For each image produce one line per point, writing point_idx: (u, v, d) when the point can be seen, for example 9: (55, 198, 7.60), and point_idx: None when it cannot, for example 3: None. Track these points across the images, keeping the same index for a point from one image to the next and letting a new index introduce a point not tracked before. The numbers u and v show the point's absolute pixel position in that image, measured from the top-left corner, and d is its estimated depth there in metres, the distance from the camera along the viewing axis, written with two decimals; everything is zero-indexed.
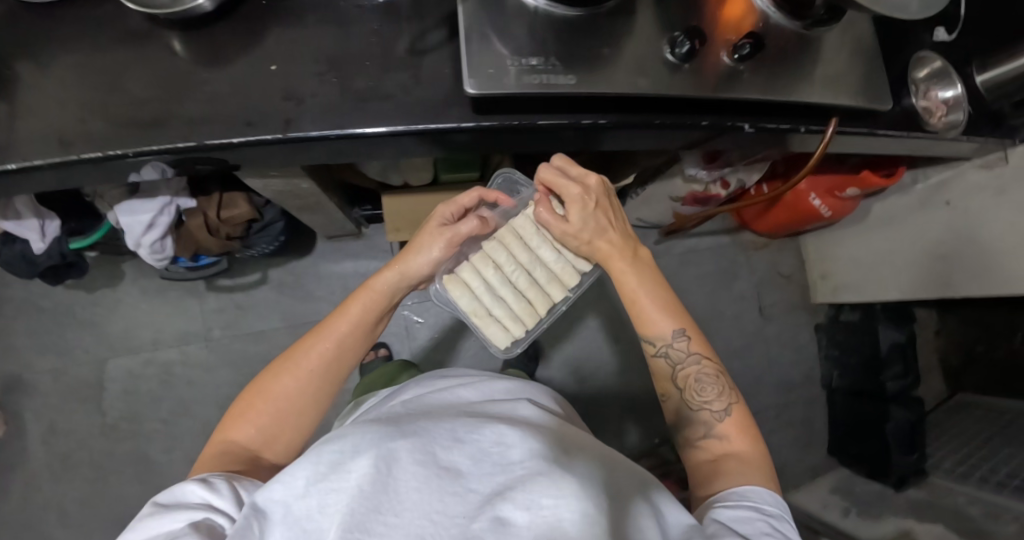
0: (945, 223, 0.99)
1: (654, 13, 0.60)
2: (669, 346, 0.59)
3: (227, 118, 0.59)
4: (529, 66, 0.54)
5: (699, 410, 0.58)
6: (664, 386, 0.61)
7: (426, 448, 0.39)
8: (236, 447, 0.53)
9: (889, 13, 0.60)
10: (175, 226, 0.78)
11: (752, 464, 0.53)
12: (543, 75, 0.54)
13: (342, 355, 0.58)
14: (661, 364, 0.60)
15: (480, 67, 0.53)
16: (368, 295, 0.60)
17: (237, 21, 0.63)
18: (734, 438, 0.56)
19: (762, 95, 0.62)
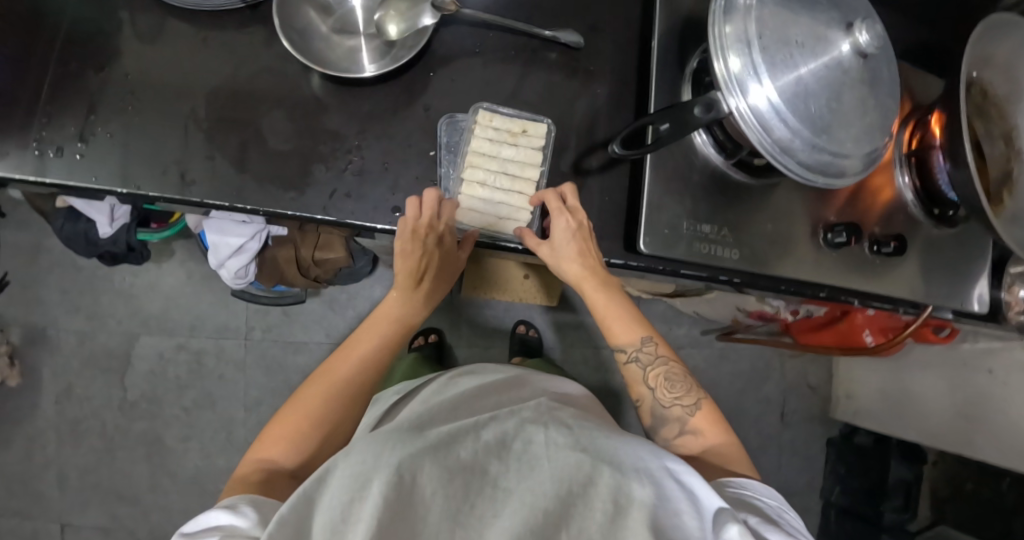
0: (981, 388, 0.97)
1: (809, 193, 0.65)
2: (640, 351, 0.61)
3: (372, 197, 0.58)
4: (703, 235, 0.59)
5: (670, 408, 0.61)
6: (636, 390, 0.63)
7: (451, 456, 0.43)
8: (276, 467, 0.54)
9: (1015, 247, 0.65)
10: (262, 253, 0.79)
11: (729, 455, 0.59)
12: (712, 245, 0.59)
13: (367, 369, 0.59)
14: (635, 371, 0.62)
15: (656, 228, 0.57)
16: (389, 325, 0.61)
17: (396, 88, 0.60)
18: (706, 432, 0.60)
19: (875, 285, 0.68)
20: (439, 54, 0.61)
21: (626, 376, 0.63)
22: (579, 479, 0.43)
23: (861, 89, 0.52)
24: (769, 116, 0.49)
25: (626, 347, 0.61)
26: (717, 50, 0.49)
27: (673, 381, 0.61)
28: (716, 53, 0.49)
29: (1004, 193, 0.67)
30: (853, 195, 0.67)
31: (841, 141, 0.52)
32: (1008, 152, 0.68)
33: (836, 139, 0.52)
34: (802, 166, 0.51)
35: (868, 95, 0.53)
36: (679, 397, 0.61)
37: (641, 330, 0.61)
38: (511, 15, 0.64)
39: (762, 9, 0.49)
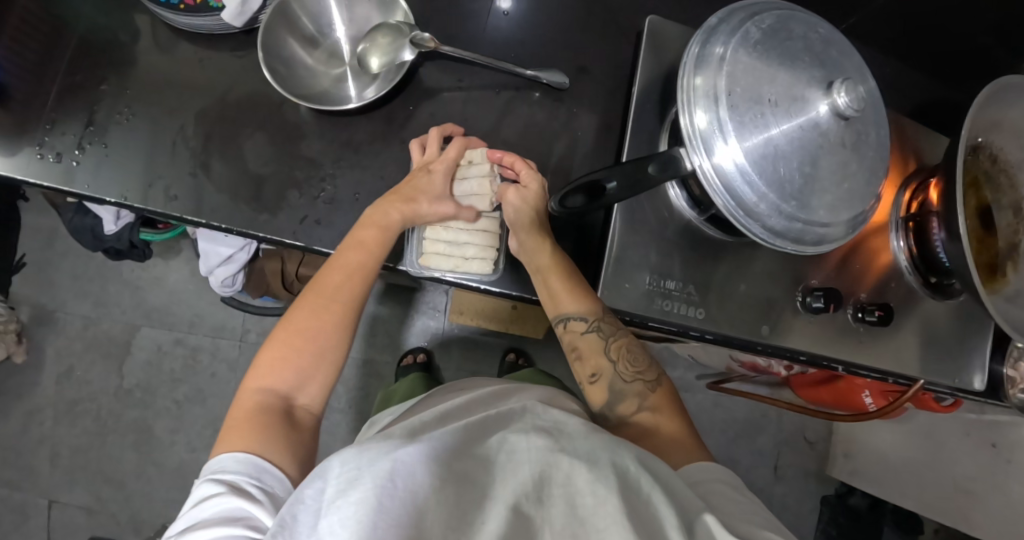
0: (983, 462, 0.91)
1: (789, 254, 0.62)
2: (602, 321, 0.57)
3: (345, 226, 0.60)
4: (665, 290, 0.58)
5: (631, 383, 0.58)
6: (594, 364, 0.58)
7: (432, 456, 0.42)
8: (273, 395, 0.52)
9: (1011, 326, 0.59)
10: (249, 263, 0.80)
11: (680, 437, 0.55)
12: (674, 301, 0.58)
13: (355, 283, 0.56)
14: (595, 341, 0.57)
15: (616, 280, 0.57)
16: (370, 238, 0.55)
17: (377, 120, 0.61)
18: (662, 410, 0.57)
19: (855, 355, 0.64)
20: (423, 87, 0.62)
21: (582, 348, 0.58)
22: (558, 478, 0.41)
23: (841, 154, 0.50)
24: (733, 174, 0.48)
25: (585, 317, 0.56)
26: (685, 103, 0.49)
27: (637, 353, 0.59)
28: (682, 109, 0.49)
29: (1008, 267, 0.62)
30: (839, 259, 0.64)
31: (813, 206, 0.50)
32: (1016, 221, 0.64)
33: (808, 203, 0.50)
34: (769, 231, 0.50)
35: (850, 161, 0.51)
36: (639, 372, 0.58)
37: (592, 302, 0.57)
38: (500, 53, 0.64)
39: (734, 65, 0.49)
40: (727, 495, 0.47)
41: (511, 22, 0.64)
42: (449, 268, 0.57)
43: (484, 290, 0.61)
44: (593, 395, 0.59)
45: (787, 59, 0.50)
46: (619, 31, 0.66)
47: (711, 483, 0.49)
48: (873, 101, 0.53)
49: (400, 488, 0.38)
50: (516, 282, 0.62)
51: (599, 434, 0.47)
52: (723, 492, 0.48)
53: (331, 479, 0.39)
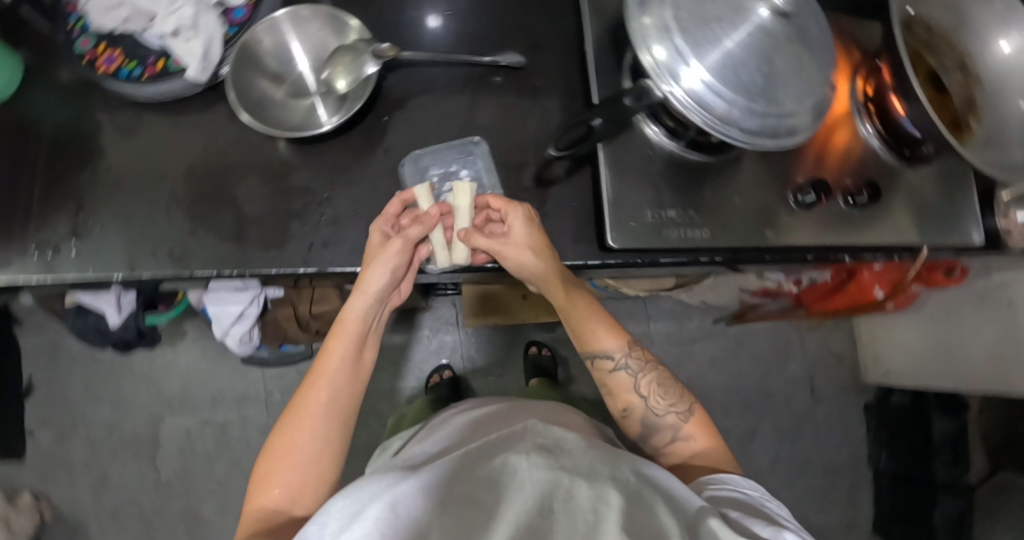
0: (1006, 324, 0.94)
1: (773, 161, 0.65)
2: (628, 356, 0.60)
3: (350, 242, 0.61)
4: (669, 219, 0.60)
5: (664, 416, 0.59)
6: (624, 400, 0.60)
7: (424, 489, 0.44)
8: (268, 510, 0.51)
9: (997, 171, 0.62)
10: (261, 315, 0.79)
11: (717, 461, 0.57)
12: (680, 228, 0.60)
13: (343, 379, 0.55)
14: (624, 377, 0.60)
15: (622, 221, 0.59)
16: (345, 327, 0.56)
17: (355, 137, 0.63)
18: (698, 436, 0.59)
19: (859, 239, 0.66)
20: (391, 96, 0.64)
21: (612, 385, 0.60)
22: (560, 493, 0.41)
23: (789, 50, 0.54)
24: (701, 93, 0.50)
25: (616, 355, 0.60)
26: (639, 40, 0.51)
27: (664, 386, 0.60)
28: (640, 43, 0.50)
29: (970, 120, 0.66)
30: (815, 155, 0.67)
31: (776, 103, 0.53)
32: (965, 79, 0.67)
33: (771, 101, 0.52)
34: (748, 132, 0.52)
35: (798, 58, 0.54)
36: (673, 403, 0.59)
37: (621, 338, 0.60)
38: (455, 49, 0.67)
39: None
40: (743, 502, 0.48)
41: (456, 19, 0.68)
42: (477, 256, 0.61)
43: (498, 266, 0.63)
44: (629, 427, 0.61)
45: None
46: (559, 4, 0.69)
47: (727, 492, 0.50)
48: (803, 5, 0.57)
49: (398, 519, 0.41)
50: None
51: (599, 449, 0.48)
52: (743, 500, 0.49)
53: (333, 515, 0.42)
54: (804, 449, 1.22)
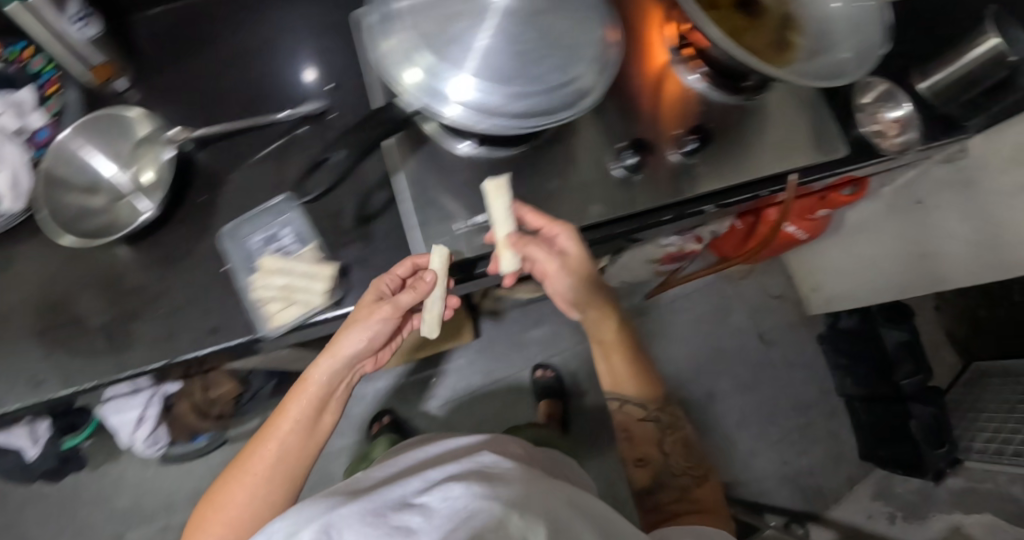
0: (921, 221, 0.98)
1: (603, 133, 0.64)
2: (659, 412, 0.62)
3: (193, 327, 0.59)
4: (483, 225, 0.57)
5: (680, 476, 0.60)
6: (646, 451, 0.62)
7: (371, 510, 0.39)
8: None
9: (826, 79, 0.59)
10: (165, 413, 0.77)
11: (712, 515, 0.55)
12: (497, 229, 0.57)
13: (292, 440, 0.53)
14: (648, 428, 0.62)
15: (435, 241, 0.56)
16: (303, 389, 0.54)
17: (178, 222, 0.62)
18: (707, 496, 0.58)
19: (715, 184, 0.65)
20: (202, 172, 0.63)
21: (636, 432, 0.62)
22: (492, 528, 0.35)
23: (543, 19, 0.51)
24: (461, 99, 0.47)
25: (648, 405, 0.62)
26: (385, 69, 0.48)
27: (680, 450, 0.62)
28: (389, 77, 0.48)
29: (791, 33, 0.64)
30: (646, 115, 0.66)
31: (543, 75, 0.50)
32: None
33: (538, 77, 0.49)
34: (537, 117, 0.49)
35: (554, 23, 0.51)
36: (690, 465, 0.61)
37: (652, 392, 0.63)
38: (262, 110, 0.67)
39: (403, 14, 0.49)
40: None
41: (258, 79, 0.67)
42: (291, 316, 0.54)
43: (339, 317, 0.56)
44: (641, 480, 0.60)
45: None
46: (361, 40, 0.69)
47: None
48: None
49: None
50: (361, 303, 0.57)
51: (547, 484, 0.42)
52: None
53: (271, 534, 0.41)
54: (767, 395, 1.23)
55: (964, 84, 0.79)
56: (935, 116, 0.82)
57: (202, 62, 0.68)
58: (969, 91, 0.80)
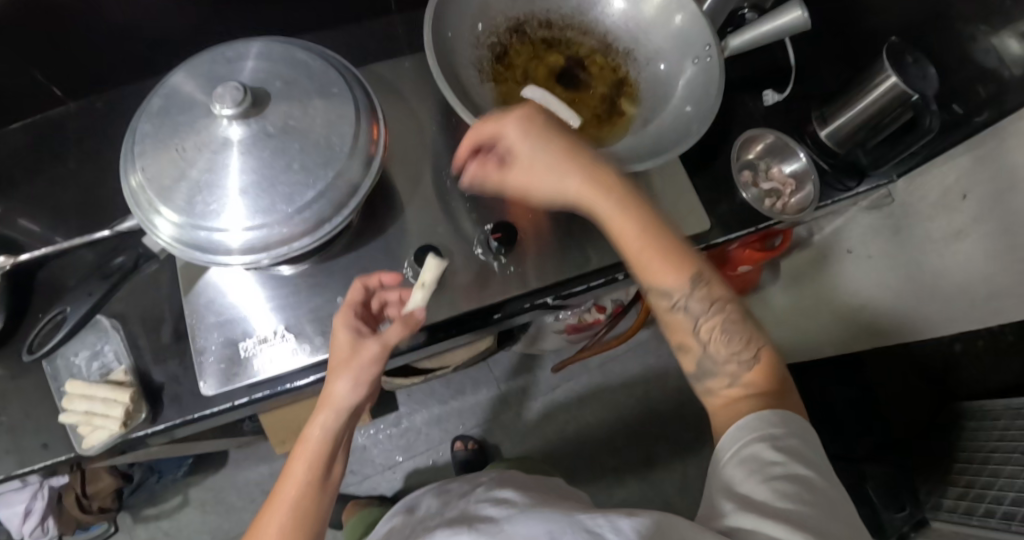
0: (860, 270, 0.91)
1: (435, 222, 0.61)
2: (689, 296, 0.42)
3: (20, 445, 0.58)
4: (285, 341, 0.56)
5: (723, 363, 0.42)
6: (679, 340, 0.44)
7: None
8: None
9: (629, 165, 0.52)
10: (55, 505, 0.78)
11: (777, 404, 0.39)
12: (301, 348, 0.56)
13: (307, 493, 0.42)
14: (682, 320, 0.43)
15: (237, 359, 0.55)
16: (311, 449, 0.43)
17: (19, 337, 0.62)
18: (761, 382, 0.41)
19: (559, 271, 0.61)
20: (46, 287, 0.64)
21: (668, 328, 0.44)
22: None
23: (281, 119, 0.47)
24: (215, 239, 0.46)
25: (671, 295, 0.42)
26: (142, 221, 0.47)
27: (728, 327, 0.42)
28: (151, 227, 0.47)
29: (622, 105, 0.59)
30: (484, 205, 0.62)
31: (296, 185, 0.46)
32: (612, 61, 0.61)
33: (285, 194, 0.46)
34: (307, 234, 0.47)
35: (295, 120, 0.47)
36: (738, 349, 0.42)
37: (688, 270, 0.43)
38: (112, 218, 0.67)
39: (144, 154, 0.47)
40: (817, 469, 0.36)
41: (109, 187, 0.68)
42: (90, 442, 0.54)
43: (152, 434, 0.56)
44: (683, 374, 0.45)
45: (179, 106, 0.48)
46: None
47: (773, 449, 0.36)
48: (287, 61, 0.50)
49: None
50: (173, 420, 0.56)
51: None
52: (801, 458, 0.36)
53: None
54: None
55: (867, 127, 0.71)
56: (839, 162, 0.77)
57: (58, 170, 0.69)
58: (869, 136, 0.73)
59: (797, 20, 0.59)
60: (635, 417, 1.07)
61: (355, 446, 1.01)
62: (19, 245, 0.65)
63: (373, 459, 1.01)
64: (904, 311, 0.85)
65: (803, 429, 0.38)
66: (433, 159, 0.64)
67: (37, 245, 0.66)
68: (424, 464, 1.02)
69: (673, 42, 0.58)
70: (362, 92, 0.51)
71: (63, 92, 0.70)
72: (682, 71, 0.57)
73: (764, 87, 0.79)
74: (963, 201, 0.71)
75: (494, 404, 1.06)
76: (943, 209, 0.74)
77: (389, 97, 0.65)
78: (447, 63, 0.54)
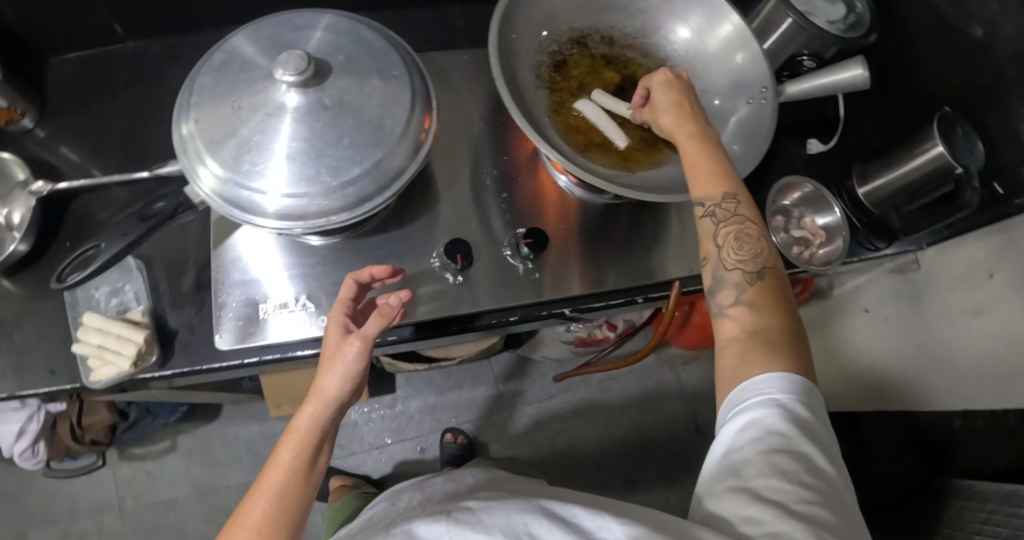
0: (873, 330, 0.91)
1: (467, 216, 0.62)
2: (718, 205, 0.43)
3: (31, 368, 0.59)
4: (303, 310, 0.57)
5: (734, 273, 0.42)
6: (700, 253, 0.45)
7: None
8: None
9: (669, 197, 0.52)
10: (47, 430, 0.79)
11: (776, 343, 0.39)
12: (317, 318, 0.56)
13: (293, 482, 0.41)
14: (705, 227, 0.44)
15: (255, 318, 0.56)
16: (298, 438, 0.43)
17: (46, 263, 0.63)
18: (761, 307, 0.41)
19: (581, 285, 0.61)
20: (76, 219, 0.65)
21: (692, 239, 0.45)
22: None
23: (339, 93, 0.47)
24: (255, 200, 0.46)
25: (702, 202, 0.44)
26: (187, 170, 0.48)
27: (747, 245, 0.42)
28: (195, 178, 0.48)
29: None
30: (518, 207, 0.63)
31: (343, 160, 0.47)
32: None
33: (332, 167, 0.46)
34: (346, 210, 0.48)
35: (352, 96, 0.48)
36: (745, 260, 0.42)
37: (727, 182, 0.44)
38: (151, 161, 0.68)
39: (200, 106, 0.48)
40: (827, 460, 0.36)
41: (153, 131, 0.69)
42: (98, 375, 0.55)
43: (159, 377, 0.57)
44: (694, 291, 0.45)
45: (243, 64, 0.48)
46: None
47: (776, 422, 0.36)
48: (352, 37, 0.50)
49: None
50: (181, 368, 0.57)
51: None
52: (811, 436, 0.36)
53: None
54: None
55: (907, 191, 0.71)
56: (872, 222, 0.76)
57: (107, 105, 0.70)
58: (907, 200, 0.72)
59: (857, 77, 0.58)
60: (626, 438, 1.07)
61: (347, 420, 1.02)
62: (60, 173, 0.67)
63: (362, 437, 1.01)
64: (912, 377, 0.85)
65: (814, 401, 0.38)
66: (474, 155, 0.64)
67: (75, 176, 0.67)
68: (412, 450, 1.02)
69: (731, 77, 0.58)
70: (421, 78, 0.52)
71: (124, 32, 0.72)
72: (736, 107, 0.57)
73: (809, 136, 0.80)
74: (989, 280, 0.71)
75: (489, 403, 1.07)
76: (968, 283, 0.74)
77: (441, 87, 0.66)
78: (506, 64, 0.55)
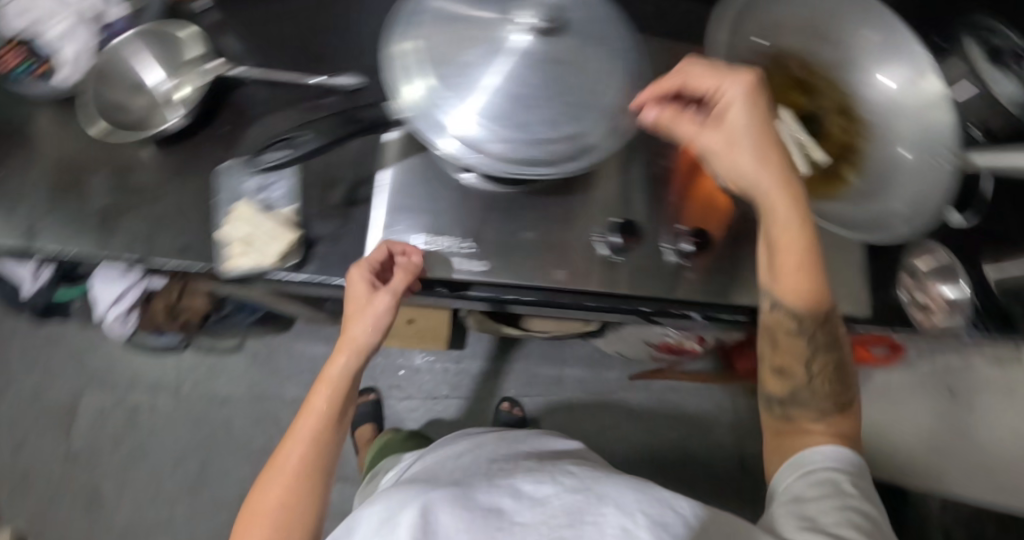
0: (945, 412, 0.87)
1: (619, 199, 0.62)
2: (804, 321, 0.50)
3: (165, 240, 0.59)
4: (450, 249, 0.57)
5: (801, 379, 0.52)
6: (771, 354, 0.53)
7: (519, 493, 0.40)
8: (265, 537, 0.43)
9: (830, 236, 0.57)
10: (141, 302, 0.81)
11: (827, 430, 0.51)
12: (459, 259, 0.57)
13: (326, 427, 0.48)
14: (783, 338, 0.52)
15: (401, 244, 0.56)
16: (328, 386, 0.49)
17: (200, 143, 0.63)
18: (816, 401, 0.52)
19: (717, 292, 0.60)
20: (235, 107, 0.65)
21: (773, 341, 0.53)
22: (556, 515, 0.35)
23: (573, 51, 0.47)
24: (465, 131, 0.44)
25: (790, 313, 0.50)
26: (393, 83, 0.45)
27: (827, 360, 0.52)
28: (400, 92, 0.45)
29: (845, 170, 0.60)
30: (674, 202, 0.63)
31: (562, 116, 0.46)
32: (848, 124, 0.60)
33: (551, 120, 0.46)
34: (551, 166, 0.47)
35: (583, 57, 0.47)
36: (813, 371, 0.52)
37: (818, 305, 0.50)
38: (314, 70, 0.68)
39: (425, 24, 0.46)
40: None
41: (322, 42, 0.69)
42: (236, 262, 0.56)
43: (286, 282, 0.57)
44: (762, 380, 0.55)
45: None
46: None
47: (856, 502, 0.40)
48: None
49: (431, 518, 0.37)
50: (314, 276, 0.58)
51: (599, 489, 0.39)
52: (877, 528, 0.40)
53: (466, 498, 0.39)
54: None
55: None
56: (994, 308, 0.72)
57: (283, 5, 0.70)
58: None
59: None
60: (670, 452, 1.07)
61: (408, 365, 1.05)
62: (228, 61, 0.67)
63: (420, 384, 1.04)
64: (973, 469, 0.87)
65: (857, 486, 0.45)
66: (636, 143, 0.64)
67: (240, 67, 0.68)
68: (461, 410, 1.04)
69: (920, 136, 0.56)
70: (638, 57, 0.51)
71: None
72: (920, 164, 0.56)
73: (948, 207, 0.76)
74: None
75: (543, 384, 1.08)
76: None
77: None
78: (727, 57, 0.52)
